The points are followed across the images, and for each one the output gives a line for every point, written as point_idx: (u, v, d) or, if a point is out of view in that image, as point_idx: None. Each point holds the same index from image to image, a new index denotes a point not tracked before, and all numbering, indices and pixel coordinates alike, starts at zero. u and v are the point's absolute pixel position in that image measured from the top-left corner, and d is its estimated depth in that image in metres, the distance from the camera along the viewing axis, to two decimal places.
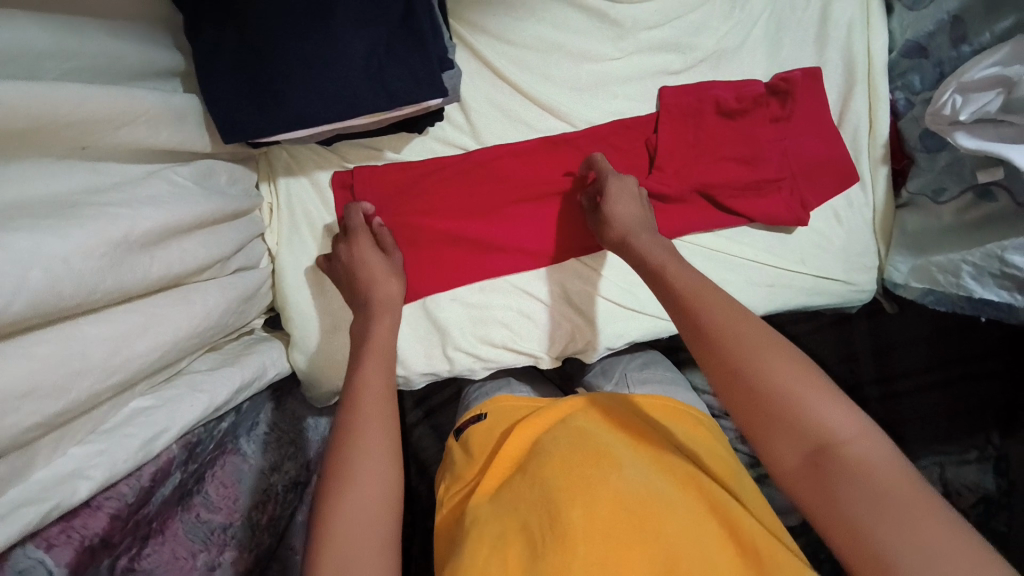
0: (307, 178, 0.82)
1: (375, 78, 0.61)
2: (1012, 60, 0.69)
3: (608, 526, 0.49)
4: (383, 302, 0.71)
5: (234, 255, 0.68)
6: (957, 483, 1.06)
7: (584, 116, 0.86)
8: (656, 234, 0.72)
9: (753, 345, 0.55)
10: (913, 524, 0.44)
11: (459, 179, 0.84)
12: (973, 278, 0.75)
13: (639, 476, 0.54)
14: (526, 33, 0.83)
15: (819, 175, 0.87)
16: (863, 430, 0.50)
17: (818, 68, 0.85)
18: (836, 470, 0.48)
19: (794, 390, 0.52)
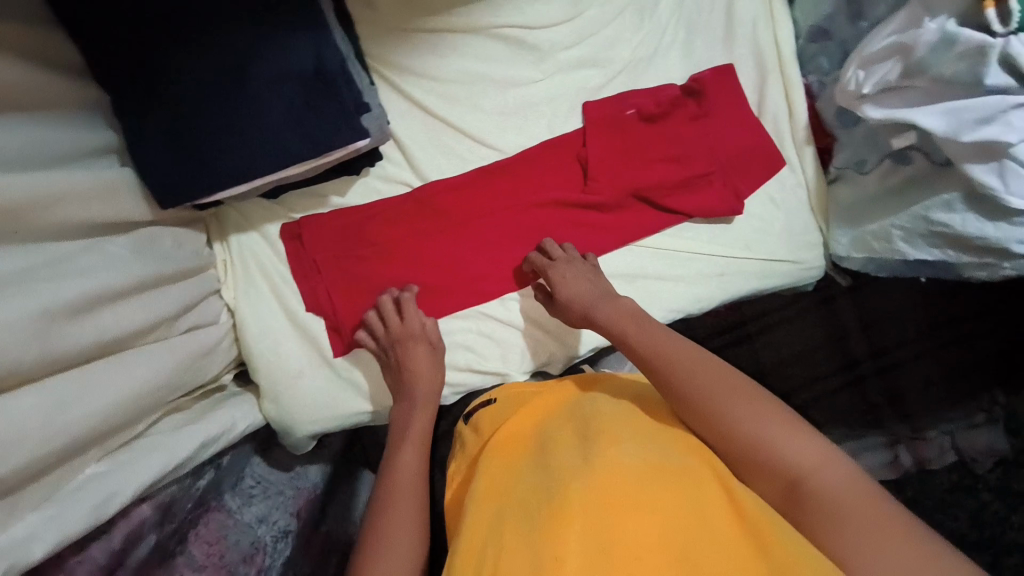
0: (258, 232, 0.85)
1: (297, 129, 0.64)
2: (907, 26, 0.68)
3: (601, 494, 0.51)
4: (426, 395, 0.81)
5: (183, 316, 0.71)
6: (970, 449, 1.14)
7: (510, 141, 0.91)
8: (613, 300, 0.78)
9: (722, 389, 0.63)
10: (875, 540, 0.49)
11: (403, 220, 0.89)
12: (904, 241, 0.77)
13: (639, 450, 0.56)
14: (451, 69, 0.88)
15: (748, 164, 0.92)
16: (826, 459, 0.56)
17: (729, 65, 0.90)
18: (806, 501, 0.54)
19: (760, 428, 0.59)
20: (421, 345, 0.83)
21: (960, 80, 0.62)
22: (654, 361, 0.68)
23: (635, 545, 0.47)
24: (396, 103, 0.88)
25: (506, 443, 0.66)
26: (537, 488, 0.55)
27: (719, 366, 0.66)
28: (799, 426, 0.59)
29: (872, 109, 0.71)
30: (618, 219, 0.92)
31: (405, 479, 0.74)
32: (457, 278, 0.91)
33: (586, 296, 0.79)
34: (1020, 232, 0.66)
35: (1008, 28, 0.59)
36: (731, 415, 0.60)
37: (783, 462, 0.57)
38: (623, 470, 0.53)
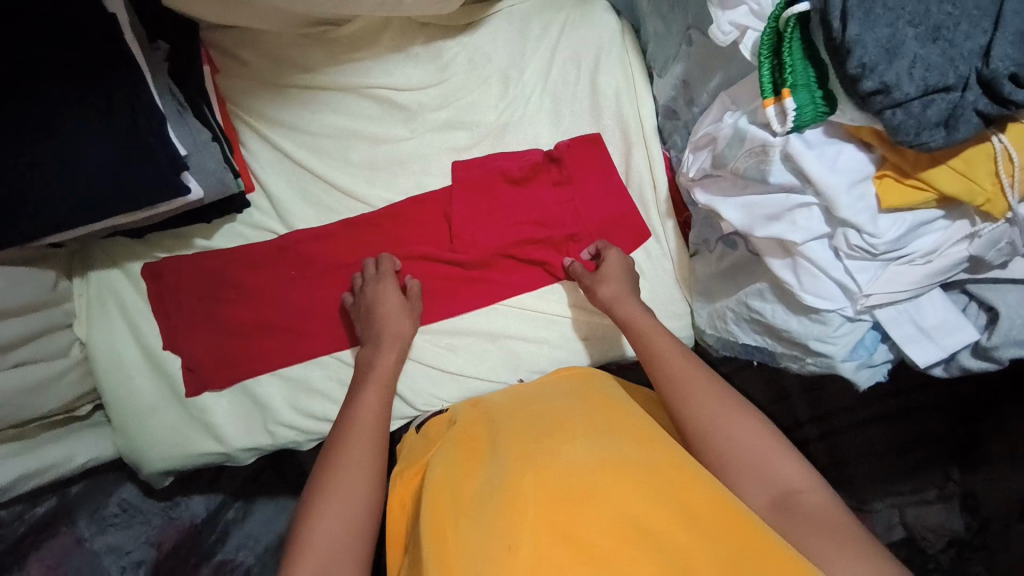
0: (122, 269, 0.89)
1: (113, 183, 0.66)
2: (725, 109, 0.67)
3: (556, 489, 0.59)
4: (393, 337, 0.84)
5: (12, 351, 0.77)
6: (918, 526, 1.03)
7: (379, 195, 0.92)
8: (640, 302, 0.83)
9: (715, 403, 0.71)
10: (841, 552, 0.57)
11: (265, 264, 0.91)
12: (737, 324, 0.77)
13: (610, 446, 0.64)
14: (321, 124, 0.91)
15: (613, 231, 0.92)
16: (812, 483, 0.65)
17: (597, 134, 0.92)
18: (796, 511, 0.62)
19: (750, 443, 0.67)
20: (390, 285, 0.86)
21: (752, 176, 0.62)
22: (659, 377, 0.75)
23: (583, 533, 0.56)
24: (266, 155, 0.91)
25: (475, 433, 0.73)
26: (502, 468, 0.63)
27: (715, 382, 0.73)
28: (784, 448, 0.67)
29: (699, 194, 0.72)
30: (482, 278, 0.93)
31: (365, 422, 0.76)
32: (314, 326, 0.91)
33: (619, 290, 0.83)
34: (816, 329, 0.64)
35: (786, 128, 0.56)
36: (734, 428, 0.69)
37: (774, 480, 0.65)
38: (595, 466, 0.61)
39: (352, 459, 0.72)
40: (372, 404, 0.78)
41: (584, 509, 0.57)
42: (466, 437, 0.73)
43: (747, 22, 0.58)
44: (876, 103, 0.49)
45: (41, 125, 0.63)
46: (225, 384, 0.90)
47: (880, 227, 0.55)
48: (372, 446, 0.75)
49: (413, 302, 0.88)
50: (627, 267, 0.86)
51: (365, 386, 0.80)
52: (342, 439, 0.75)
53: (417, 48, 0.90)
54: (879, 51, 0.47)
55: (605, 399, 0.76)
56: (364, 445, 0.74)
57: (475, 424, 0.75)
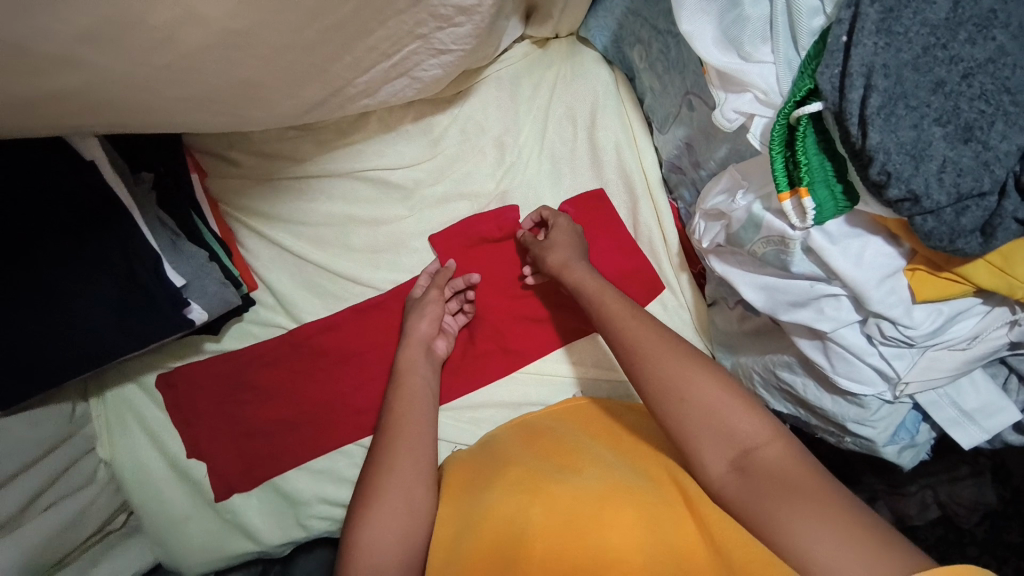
0: (136, 383, 0.88)
1: (121, 328, 0.65)
2: (734, 186, 0.64)
3: (560, 520, 0.62)
4: (413, 321, 0.84)
5: (40, 496, 0.77)
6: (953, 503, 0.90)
7: (384, 277, 0.90)
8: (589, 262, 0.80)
9: (665, 358, 0.67)
10: (805, 515, 0.54)
11: (278, 361, 0.89)
12: (765, 389, 0.75)
13: (622, 475, 0.66)
14: (316, 213, 0.89)
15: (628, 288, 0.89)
16: (774, 433, 0.61)
17: (600, 191, 0.89)
18: (757, 471, 0.59)
19: (703, 397, 0.63)
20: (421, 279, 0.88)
21: (773, 261, 0.59)
22: (619, 346, 0.70)
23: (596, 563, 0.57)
24: (266, 251, 0.89)
25: (486, 465, 0.74)
26: (507, 509, 0.65)
27: (670, 338, 0.69)
28: (742, 402, 0.63)
29: (714, 263, 0.69)
30: (496, 350, 0.91)
31: (401, 417, 0.74)
32: (334, 418, 0.90)
33: (563, 254, 0.80)
34: (852, 411, 0.61)
35: (807, 223, 0.53)
36: (690, 389, 0.64)
37: (731, 438, 0.61)
38: (604, 496, 0.63)
39: (392, 460, 0.70)
40: (403, 397, 0.77)
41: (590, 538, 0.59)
42: (476, 468, 0.74)
43: (751, 109, 0.55)
44: (903, 209, 0.46)
45: (38, 288, 0.62)
46: (252, 484, 0.89)
47: (917, 318, 0.52)
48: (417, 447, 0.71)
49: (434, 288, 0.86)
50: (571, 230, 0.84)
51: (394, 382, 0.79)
52: (392, 423, 0.74)
53: (406, 126, 0.87)
54: (904, 158, 0.44)
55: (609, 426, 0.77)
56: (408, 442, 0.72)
57: (489, 454, 0.76)
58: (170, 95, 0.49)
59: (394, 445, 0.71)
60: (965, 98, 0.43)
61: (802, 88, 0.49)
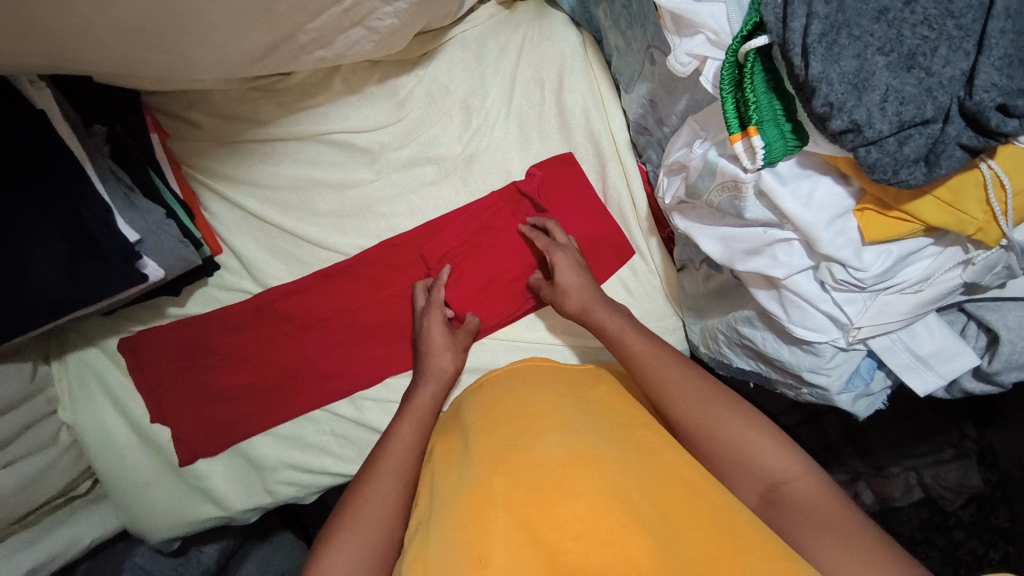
0: (99, 346, 0.87)
1: (71, 281, 0.65)
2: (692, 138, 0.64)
3: (525, 489, 0.58)
4: (434, 370, 0.81)
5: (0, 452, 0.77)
6: (936, 486, 1.01)
7: (350, 243, 0.90)
8: (604, 299, 0.80)
9: (695, 397, 0.69)
10: (837, 545, 0.56)
11: (244, 326, 0.89)
12: (729, 347, 0.74)
13: (586, 438, 0.62)
14: (280, 176, 0.88)
15: (598, 253, 0.89)
16: (803, 469, 0.63)
17: (569, 153, 0.88)
18: (786, 503, 0.62)
19: (732, 436, 0.66)
20: (438, 320, 0.84)
21: (727, 209, 0.59)
22: (649, 385, 0.72)
23: (562, 540, 0.53)
24: (230, 215, 0.88)
25: (452, 441, 0.71)
26: (472, 480, 0.61)
27: (690, 373, 0.71)
28: (782, 445, 0.65)
29: (677, 221, 0.68)
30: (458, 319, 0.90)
31: (399, 458, 0.72)
32: (301, 383, 0.89)
33: (575, 294, 0.80)
34: (808, 360, 0.61)
35: (757, 164, 0.52)
36: (721, 430, 0.66)
37: (761, 473, 0.64)
38: (568, 462, 0.59)
39: (373, 499, 0.67)
40: (408, 439, 0.74)
41: (554, 506, 0.56)
42: (440, 449, 0.71)
43: (705, 51, 0.54)
44: (847, 142, 0.45)
45: None
46: (218, 450, 0.89)
47: (866, 260, 0.52)
48: (398, 473, 0.70)
49: (462, 336, 0.85)
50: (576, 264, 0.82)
51: (401, 422, 0.76)
52: (383, 447, 0.73)
53: (371, 87, 0.86)
54: (846, 88, 0.43)
55: (604, 394, 0.73)
56: (393, 470, 0.70)
57: (451, 428, 0.73)
58: (106, 19, 0.51)
59: (379, 484, 0.69)
60: (908, 25, 0.43)
61: (749, 22, 0.49)
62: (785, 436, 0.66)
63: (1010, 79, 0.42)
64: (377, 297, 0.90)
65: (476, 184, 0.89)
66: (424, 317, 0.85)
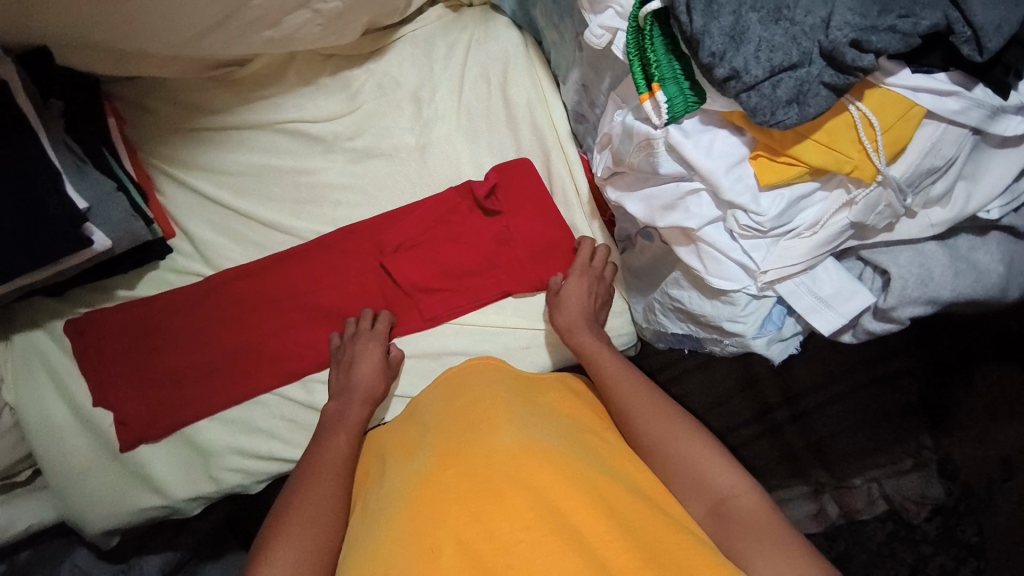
0: (44, 329, 0.87)
1: (14, 240, 0.66)
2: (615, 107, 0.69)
3: (476, 480, 0.61)
4: (365, 391, 0.83)
5: None
6: (898, 496, 1.06)
7: (306, 228, 0.93)
8: (596, 327, 0.84)
9: (655, 416, 0.71)
10: (773, 552, 0.57)
11: (195, 308, 0.90)
12: (663, 314, 0.78)
13: (535, 435, 0.66)
14: (236, 162, 0.91)
15: (547, 255, 0.93)
16: (751, 486, 0.64)
17: (524, 159, 0.94)
18: (731, 518, 0.62)
19: (686, 453, 0.67)
20: (376, 346, 0.86)
21: (645, 168, 0.63)
22: (616, 401, 0.74)
23: (504, 530, 0.56)
24: (185, 198, 0.91)
25: (404, 441, 0.73)
26: (425, 471, 0.64)
27: (658, 396, 0.73)
28: (728, 459, 0.66)
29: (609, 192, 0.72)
30: (414, 307, 0.93)
31: (335, 462, 0.73)
32: (252, 366, 0.90)
33: (575, 311, 0.84)
34: (726, 310, 0.65)
35: (664, 120, 0.58)
36: (678, 445, 0.68)
37: (710, 487, 0.64)
38: (517, 455, 0.63)
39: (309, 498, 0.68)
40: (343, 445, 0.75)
41: (500, 496, 0.59)
42: (398, 446, 0.73)
43: (614, 23, 0.61)
44: (731, 89, 0.51)
45: None
46: (162, 434, 0.87)
47: (763, 205, 0.57)
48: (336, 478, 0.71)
49: (391, 366, 0.87)
50: (589, 292, 0.86)
51: (335, 431, 0.77)
52: (320, 456, 0.74)
53: (325, 80, 0.92)
54: (725, 39, 0.50)
55: (569, 405, 0.76)
56: (330, 474, 0.71)
57: (408, 430, 0.75)
58: None
59: (316, 488, 0.69)
60: None
61: None
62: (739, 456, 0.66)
63: (863, 19, 0.48)
64: (333, 281, 0.92)
65: (428, 174, 0.94)
66: (365, 343, 0.86)
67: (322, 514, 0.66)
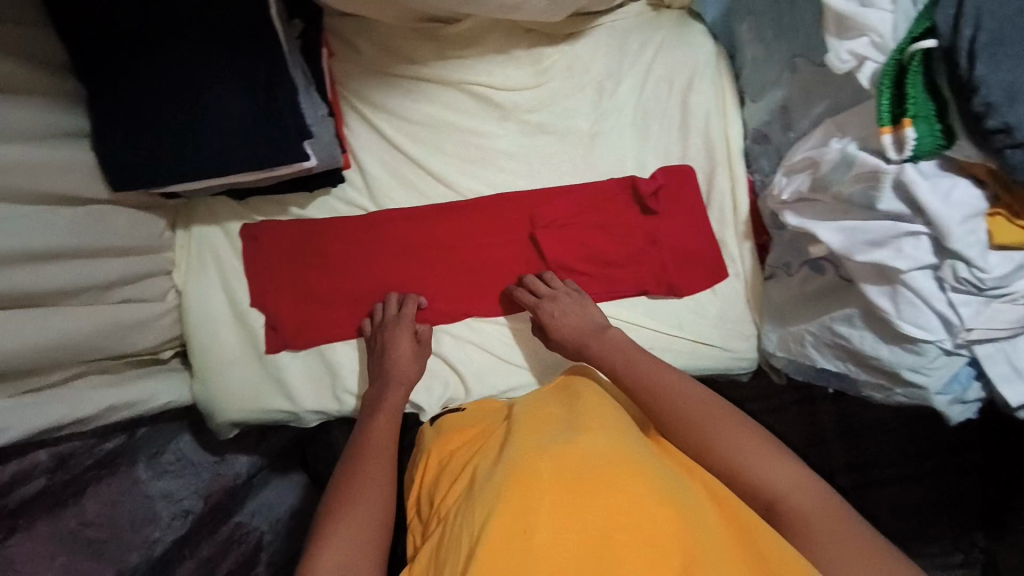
0: (220, 227, 0.94)
1: (247, 141, 0.72)
2: (825, 140, 0.72)
3: (564, 472, 0.58)
4: (399, 374, 0.86)
5: (121, 287, 0.77)
6: None
7: (467, 185, 0.97)
8: (604, 334, 0.84)
9: (704, 417, 0.70)
10: (844, 557, 0.58)
11: (355, 238, 0.96)
12: (814, 346, 0.80)
13: (618, 439, 0.63)
14: (418, 112, 0.96)
15: (691, 264, 0.96)
16: (802, 480, 0.65)
17: (689, 167, 0.95)
18: (787, 521, 0.63)
19: (727, 446, 0.67)
20: (405, 331, 0.89)
21: (858, 200, 0.65)
22: (654, 405, 0.74)
23: (603, 528, 0.53)
24: (365, 134, 0.96)
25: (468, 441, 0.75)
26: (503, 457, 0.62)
27: (707, 399, 0.72)
28: (767, 450, 0.67)
29: (792, 216, 0.75)
30: (550, 283, 0.97)
31: (373, 450, 0.76)
32: (394, 303, 0.96)
33: (577, 332, 0.85)
34: (909, 359, 0.68)
35: (903, 156, 0.59)
36: (711, 439, 0.68)
37: (761, 487, 0.65)
38: (603, 455, 0.60)
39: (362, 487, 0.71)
40: (381, 431, 0.79)
41: (591, 490, 0.56)
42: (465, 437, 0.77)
43: (866, 52, 0.60)
44: (997, 141, 0.52)
45: (180, 73, 0.69)
46: (304, 345, 0.94)
47: (991, 263, 0.58)
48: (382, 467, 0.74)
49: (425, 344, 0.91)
50: (580, 303, 0.89)
51: (375, 414, 0.81)
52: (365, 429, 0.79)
53: (518, 51, 0.95)
54: (1003, 94, 0.50)
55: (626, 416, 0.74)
56: (372, 461, 0.74)
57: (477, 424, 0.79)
58: None
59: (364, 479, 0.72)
60: None
61: (920, 25, 0.56)
62: (780, 449, 0.67)
63: None
64: (484, 241, 0.97)
65: (593, 162, 0.97)
66: (391, 327, 0.90)
67: (370, 529, 0.66)
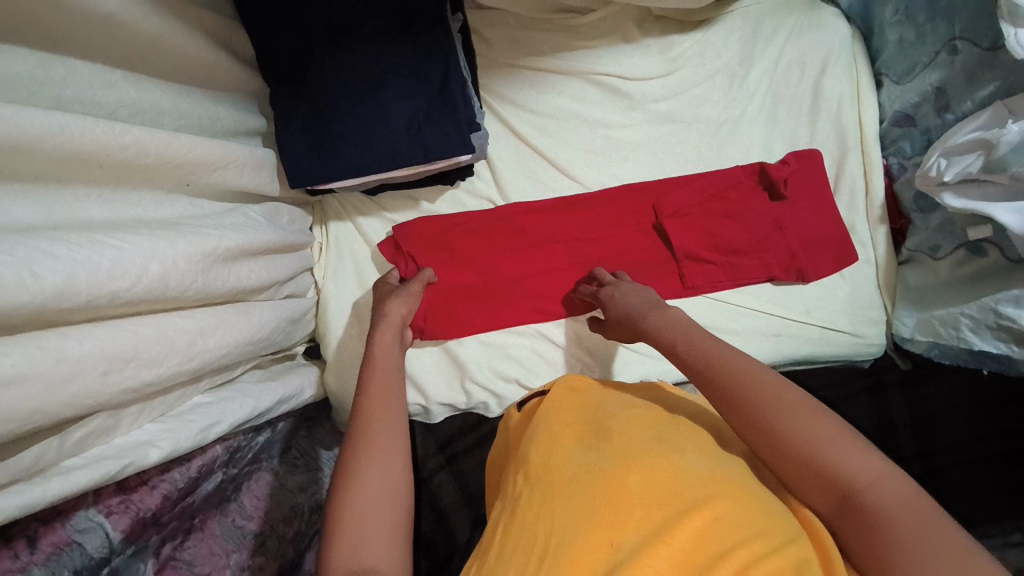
0: (353, 223, 0.95)
1: (414, 135, 0.71)
2: (992, 124, 0.75)
3: (602, 489, 0.54)
4: (393, 317, 0.78)
5: (287, 283, 0.77)
6: None
7: (593, 177, 0.97)
8: (662, 307, 0.75)
9: (766, 391, 0.58)
10: None
11: (482, 232, 0.94)
12: (972, 330, 0.80)
13: (674, 453, 0.57)
14: (546, 103, 0.95)
15: (821, 250, 0.95)
16: (885, 471, 0.51)
17: (817, 150, 0.96)
18: (862, 518, 0.49)
19: (802, 429, 0.54)
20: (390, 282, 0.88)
21: None
22: (706, 380, 0.62)
23: (649, 550, 0.48)
24: (492, 127, 0.96)
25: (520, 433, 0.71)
26: (549, 474, 0.59)
27: (763, 374, 0.60)
28: (842, 435, 0.53)
29: (952, 198, 0.78)
30: (674, 274, 0.95)
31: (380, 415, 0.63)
32: (520, 297, 0.94)
33: (632, 303, 0.78)
34: None
35: None
36: (779, 420, 0.55)
37: (833, 477, 0.51)
38: (649, 470, 0.55)
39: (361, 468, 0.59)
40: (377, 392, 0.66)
41: (634, 507, 0.52)
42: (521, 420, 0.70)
43: None
44: None
45: (358, 68, 0.69)
46: (433, 339, 0.93)
47: None
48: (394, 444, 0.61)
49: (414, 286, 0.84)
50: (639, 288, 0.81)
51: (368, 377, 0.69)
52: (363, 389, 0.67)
53: (646, 40, 0.96)
54: None
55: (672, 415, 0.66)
56: (382, 432, 0.62)
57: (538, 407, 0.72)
58: None
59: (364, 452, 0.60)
60: None
61: None
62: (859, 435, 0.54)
63: None
64: (611, 233, 0.95)
65: (721, 151, 0.97)
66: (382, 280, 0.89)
67: (390, 528, 0.54)
